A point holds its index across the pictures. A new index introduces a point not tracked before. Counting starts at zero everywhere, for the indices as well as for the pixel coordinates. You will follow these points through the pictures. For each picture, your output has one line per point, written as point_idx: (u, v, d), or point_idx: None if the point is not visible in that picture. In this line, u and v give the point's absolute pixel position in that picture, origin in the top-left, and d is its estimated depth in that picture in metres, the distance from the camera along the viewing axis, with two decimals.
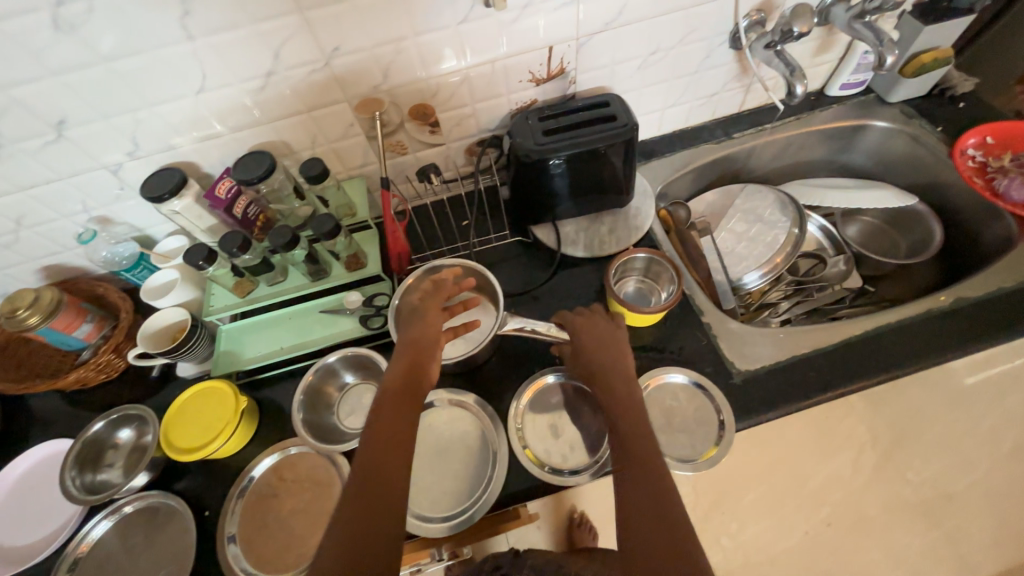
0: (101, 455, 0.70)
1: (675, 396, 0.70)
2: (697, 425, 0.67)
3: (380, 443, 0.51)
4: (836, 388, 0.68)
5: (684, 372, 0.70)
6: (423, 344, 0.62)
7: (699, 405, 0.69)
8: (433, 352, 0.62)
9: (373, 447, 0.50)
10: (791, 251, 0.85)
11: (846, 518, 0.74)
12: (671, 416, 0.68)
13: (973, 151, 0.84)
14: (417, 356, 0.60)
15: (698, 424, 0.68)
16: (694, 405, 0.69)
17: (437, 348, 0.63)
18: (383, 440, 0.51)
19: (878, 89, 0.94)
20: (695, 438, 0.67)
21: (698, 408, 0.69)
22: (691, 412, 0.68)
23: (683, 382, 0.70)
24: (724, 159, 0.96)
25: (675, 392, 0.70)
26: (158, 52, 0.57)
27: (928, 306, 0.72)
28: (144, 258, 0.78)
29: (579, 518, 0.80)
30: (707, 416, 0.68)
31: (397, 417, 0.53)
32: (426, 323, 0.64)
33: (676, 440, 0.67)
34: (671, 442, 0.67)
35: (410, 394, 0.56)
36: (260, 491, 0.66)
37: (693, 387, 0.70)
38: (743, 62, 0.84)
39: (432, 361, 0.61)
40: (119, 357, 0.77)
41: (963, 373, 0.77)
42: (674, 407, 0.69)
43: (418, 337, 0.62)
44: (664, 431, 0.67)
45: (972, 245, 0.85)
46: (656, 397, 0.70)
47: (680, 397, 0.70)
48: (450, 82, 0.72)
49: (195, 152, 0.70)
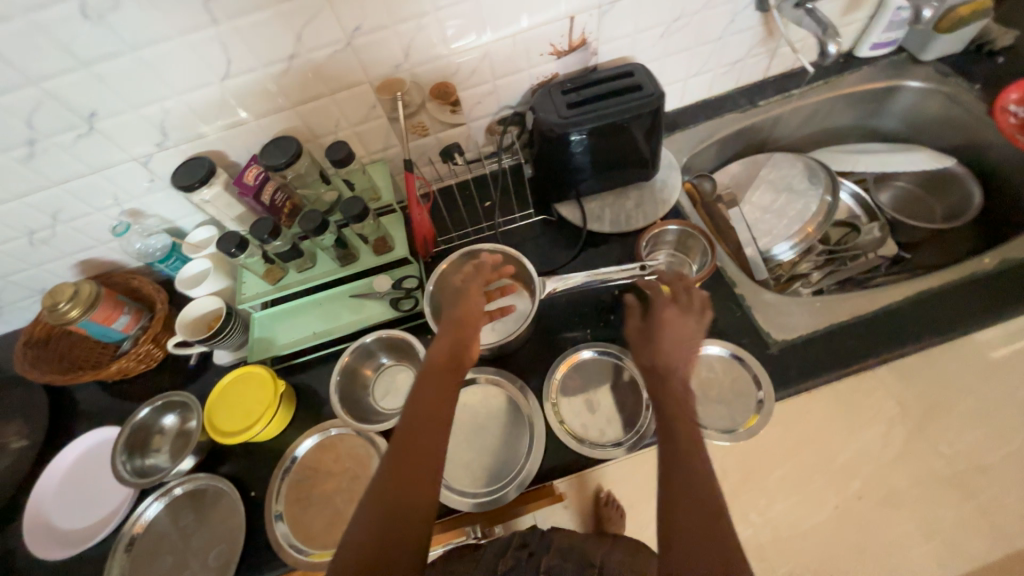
0: (149, 440, 0.72)
1: (711, 368, 0.70)
2: (734, 396, 0.67)
3: (416, 435, 0.50)
4: (876, 355, 0.67)
5: (721, 344, 0.70)
6: (466, 326, 0.60)
7: (736, 377, 0.68)
8: (473, 334, 0.60)
9: (408, 435, 0.50)
10: (824, 220, 0.82)
11: (877, 491, 0.65)
12: (708, 389, 0.68)
13: (1015, 107, 0.80)
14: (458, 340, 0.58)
15: (735, 395, 0.67)
16: (730, 376, 0.69)
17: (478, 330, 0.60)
18: (418, 429, 0.50)
19: (910, 48, 0.90)
20: (733, 410, 0.67)
21: (736, 379, 0.68)
22: (729, 384, 0.68)
23: (720, 354, 0.70)
24: (750, 128, 0.93)
25: (711, 364, 0.70)
26: (185, 38, 0.58)
27: (971, 270, 0.70)
28: (175, 249, 0.79)
29: (607, 498, 0.67)
30: (745, 389, 0.67)
31: (434, 403, 0.52)
32: (466, 306, 0.61)
33: (715, 412, 0.67)
34: (709, 414, 0.67)
35: (446, 381, 0.55)
36: (303, 470, 0.68)
37: (730, 358, 0.70)
38: (769, 24, 0.82)
39: (472, 343, 0.59)
40: (158, 348, 0.78)
41: (989, 346, 0.70)
42: (710, 378, 0.69)
43: (459, 319, 0.60)
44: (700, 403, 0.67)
45: (1014, 206, 0.82)
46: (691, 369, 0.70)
47: (715, 369, 0.70)
48: (470, 58, 0.71)
49: (221, 140, 0.70)
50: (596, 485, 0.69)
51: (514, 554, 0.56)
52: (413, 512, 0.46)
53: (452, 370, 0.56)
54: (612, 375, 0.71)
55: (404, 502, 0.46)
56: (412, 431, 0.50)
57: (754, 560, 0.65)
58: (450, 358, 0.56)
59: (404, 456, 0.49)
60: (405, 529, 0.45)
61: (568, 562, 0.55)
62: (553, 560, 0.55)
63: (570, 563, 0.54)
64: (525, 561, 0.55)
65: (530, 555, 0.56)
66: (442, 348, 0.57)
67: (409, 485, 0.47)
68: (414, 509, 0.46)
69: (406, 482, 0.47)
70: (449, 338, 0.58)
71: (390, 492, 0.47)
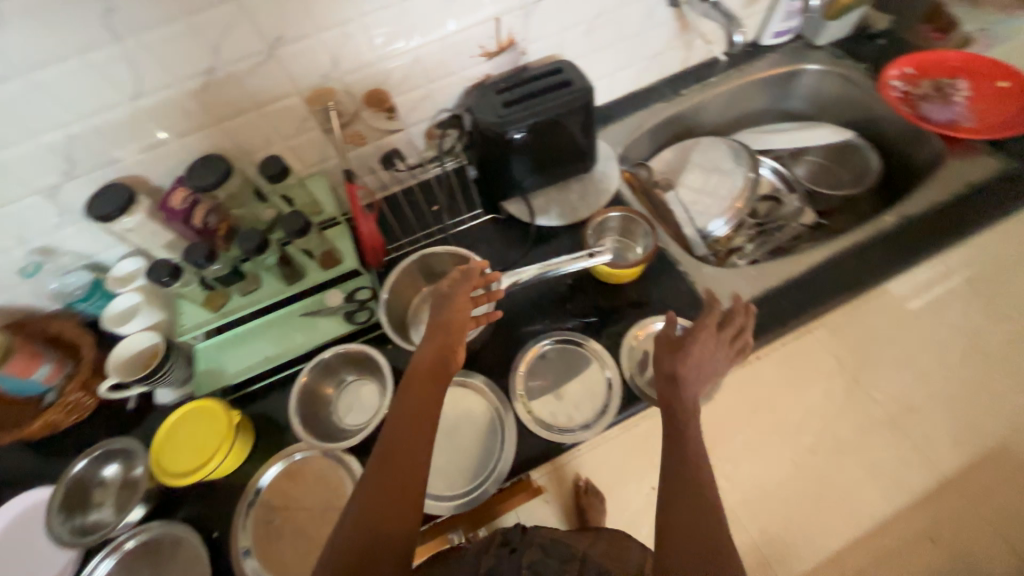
0: (87, 496, 0.66)
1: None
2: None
3: (404, 439, 0.50)
4: (807, 312, 0.73)
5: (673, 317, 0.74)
6: (451, 334, 0.60)
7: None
8: (458, 340, 0.60)
9: (396, 438, 0.50)
10: (749, 195, 0.89)
11: (828, 444, 0.75)
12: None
13: (897, 83, 0.92)
14: (443, 348, 0.58)
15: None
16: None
17: (462, 337, 0.60)
18: (402, 438, 0.50)
19: (806, 34, 0.99)
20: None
21: None
22: None
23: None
24: (677, 117, 0.99)
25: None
26: (86, 58, 0.54)
27: (876, 227, 0.78)
28: (98, 286, 0.74)
29: (586, 486, 0.66)
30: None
31: (422, 407, 0.53)
32: (455, 311, 0.61)
33: None
34: None
35: (433, 385, 0.55)
36: (268, 501, 0.65)
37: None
38: (682, 19, 0.87)
39: (458, 350, 0.60)
40: (89, 395, 0.72)
41: (908, 296, 0.82)
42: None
43: (447, 324, 0.60)
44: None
45: (906, 169, 0.92)
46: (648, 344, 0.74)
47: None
48: (401, 63, 0.71)
49: (139, 164, 0.66)
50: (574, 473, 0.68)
51: (496, 550, 0.56)
52: (399, 512, 0.46)
53: (438, 375, 0.56)
54: (575, 360, 0.73)
55: (391, 504, 0.46)
56: (400, 435, 0.50)
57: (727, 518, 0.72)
58: (437, 363, 0.57)
59: (392, 459, 0.48)
60: (387, 537, 0.44)
61: (551, 557, 0.55)
62: (535, 555, 0.55)
63: (553, 556, 0.55)
64: (508, 557, 0.55)
65: (512, 551, 0.56)
66: (429, 353, 0.58)
67: (397, 487, 0.47)
68: (401, 510, 0.46)
69: (394, 484, 0.47)
70: (436, 344, 0.58)
71: (378, 493, 0.46)
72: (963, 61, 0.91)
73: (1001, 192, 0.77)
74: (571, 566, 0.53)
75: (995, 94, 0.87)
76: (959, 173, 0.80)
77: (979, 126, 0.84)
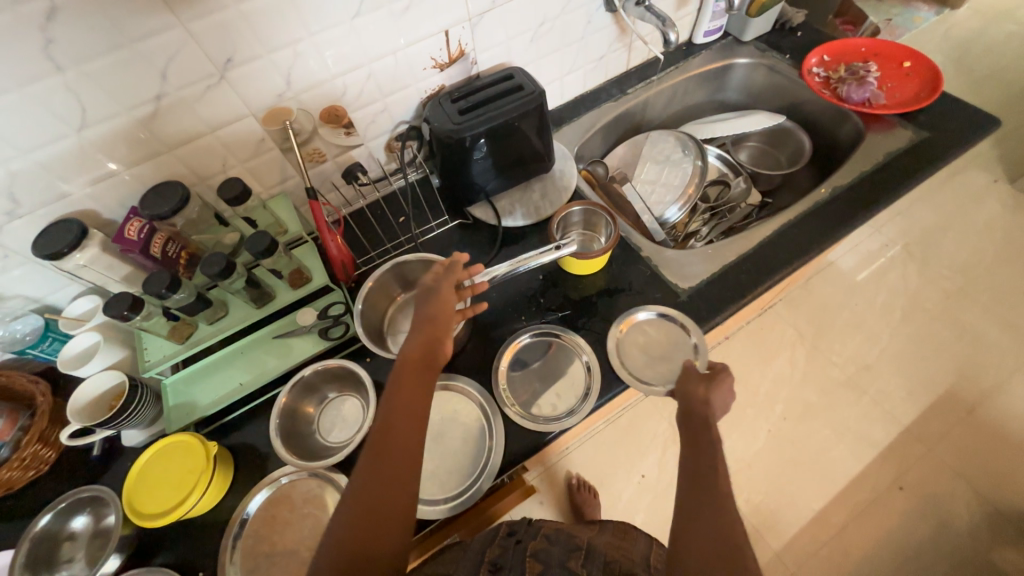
0: (56, 551, 0.62)
1: (646, 330, 0.76)
2: (672, 351, 0.73)
3: (395, 437, 0.50)
4: (764, 282, 0.77)
5: (649, 305, 0.76)
6: (437, 324, 0.60)
7: (669, 331, 0.75)
8: (447, 330, 0.60)
9: (387, 434, 0.50)
10: (699, 181, 0.94)
11: (796, 410, 1.00)
12: (649, 350, 0.74)
13: (817, 69, 1.00)
14: (430, 339, 0.58)
15: (671, 348, 0.73)
16: (664, 332, 0.75)
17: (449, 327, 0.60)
18: (392, 434, 0.50)
19: (733, 31, 1.08)
20: (676, 362, 0.72)
21: (669, 335, 0.74)
22: (665, 341, 0.74)
23: (649, 317, 0.76)
24: (625, 114, 1.05)
25: (646, 327, 0.76)
26: (24, 91, 0.52)
27: (814, 200, 0.84)
28: (49, 329, 0.70)
29: (577, 482, 0.97)
30: (679, 339, 0.74)
31: (412, 402, 0.52)
32: (439, 304, 0.61)
33: (659, 370, 0.71)
34: (656, 373, 0.71)
35: (423, 377, 0.55)
36: (256, 531, 0.63)
37: (660, 317, 0.76)
38: (620, 23, 0.93)
39: (445, 339, 0.59)
40: (47, 447, 0.68)
41: (856, 273, 1.11)
42: (648, 339, 0.75)
43: (433, 316, 0.60)
44: (648, 367, 0.72)
45: (835, 145, 1.00)
46: (631, 336, 0.75)
47: (650, 330, 0.75)
48: (355, 79, 0.72)
49: (90, 197, 0.64)
50: (565, 472, 1.01)
51: (502, 542, 0.57)
52: (392, 511, 0.46)
53: (428, 367, 0.56)
54: (553, 353, 0.75)
55: (383, 502, 0.47)
56: (388, 432, 0.50)
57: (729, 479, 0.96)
58: (425, 355, 0.57)
59: (383, 457, 0.49)
60: (383, 530, 0.45)
61: (555, 545, 0.56)
62: (539, 545, 0.56)
63: (557, 546, 0.56)
64: (513, 546, 0.55)
65: (517, 541, 0.57)
66: (416, 346, 0.57)
67: (389, 484, 0.47)
68: (394, 507, 0.47)
69: (387, 481, 0.47)
70: (423, 337, 0.58)
71: (371, 491, 0.47)
72: (872, 46, 1.01)
73: (917, 157, 0.85)
74: (577, 552, 0.54)
75: (901, 73, 0.97)
76: (880, 144, 0.88)
77: (890, 102, 0.93)
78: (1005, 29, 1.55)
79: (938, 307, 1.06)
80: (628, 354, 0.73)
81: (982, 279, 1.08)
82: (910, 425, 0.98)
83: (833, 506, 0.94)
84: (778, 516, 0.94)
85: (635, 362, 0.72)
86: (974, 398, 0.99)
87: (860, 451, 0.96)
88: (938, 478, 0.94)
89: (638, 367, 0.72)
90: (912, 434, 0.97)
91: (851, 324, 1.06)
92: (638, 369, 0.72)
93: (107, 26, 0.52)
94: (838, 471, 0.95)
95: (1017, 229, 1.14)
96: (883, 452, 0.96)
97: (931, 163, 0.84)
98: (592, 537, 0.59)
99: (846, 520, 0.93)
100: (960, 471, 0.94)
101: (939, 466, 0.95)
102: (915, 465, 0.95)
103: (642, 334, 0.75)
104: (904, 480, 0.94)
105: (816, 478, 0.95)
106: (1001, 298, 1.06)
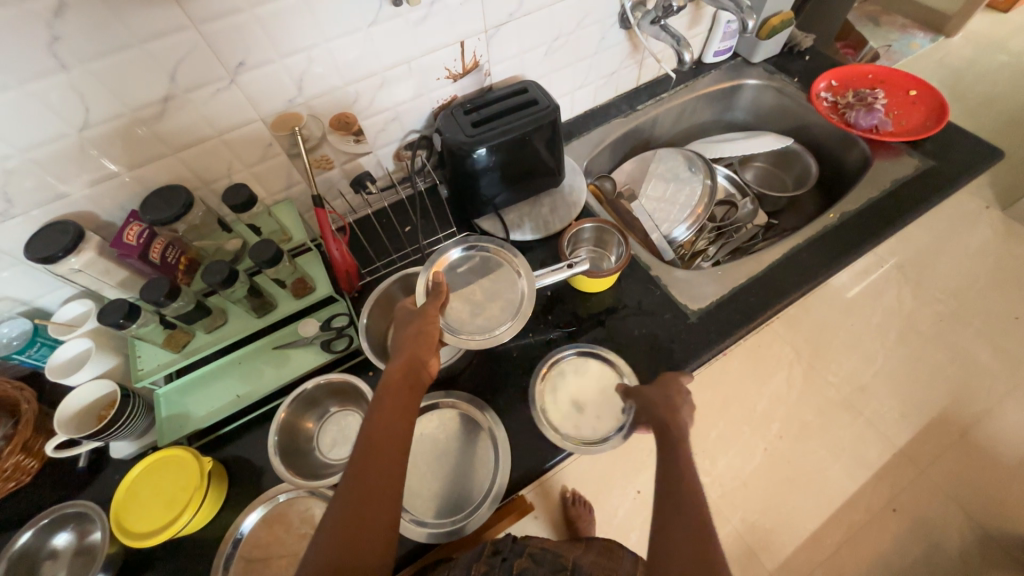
0: (38, 568, 0.59)
1: (460, 269, 0.71)
2: (495, 285, 0.70)
3: (376, 458, 0.48)
4: (772, 307, 0.77)
5: (454, 244, 0.71)
6: (421, 340, 0.57)
7: (486, 265, 0.71)
8: (432, 346, 0.58)
9: (367, 457, 0.48)
10: (708, 201, 0.93)
11: (792, 430, 0.98)
12: (472, 295, 0.69)
13: (825, 94, 1.01)
14: (414, 357, 0.56)
15: (493, 283, 0.70)
16: (479, 267, 0.71)
17: (434, 345, 0.58)
18: (373, 455, 0.48)
19: (742, 52, 1.09)
20: (505, 295, 0.69)
21: (489, 269, 0.71)
22: (484, 277, 0.71)
23: (459, 255, 0.71)
24: (634, 130, 1.05)
25: (460, 268, 0.71)
26: (25, 87, 0.50)
27: (823, 224, 0.84)
28: (38, 334, 0.67)
29: (573, 497, 0.84)
30: (500, 265, 0.71)
31: (394, 424, 0.50)
32: (424, 324, 0.58)
33: (492, 310, 0.68)
34: (488, 313, 0.67)
35: (405, 397, 0.53)
36: (247, 554, 0.60)
37: (468, 253, 0.72)
38: (632, 40, 0.93)
39: (432, 355, 0.57)
40: (30, 457, 0.64)
41: (852, 291, 1.10)
42: (464, 280, 0.70)
43: (418, 336, 0.57)
44: (477, 313, 0.67)
45: (840, 169, 1.01)
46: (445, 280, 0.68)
47: (466, 271, 0.71)
48: (369, 87, 0.70)
49: (88, 199, 0.62)
50: (560, 487, 0.86)
51: (489, 561, 0.55)
52: (373, 530, 0.45)
53: (410, 389, 0.54)
54: (592, 372, 0.73)
55: (361, 522, 0.45)
56: (369, 450, 0.48)
57: (726, 499, 0.94)
58: (408, 373, 0.54)
59: (365, 476, 0.47)
60: (360, 549, 0.43)
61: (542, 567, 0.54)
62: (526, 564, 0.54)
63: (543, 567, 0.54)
64: (500, 565, 0.54)
65: (504, 560, 0.55)
66: (399, 363, 0.55)
67: (371, 503, 0.46)
68: (374, 526, 0.45)
69: (366, 501, 0.46)
70: (404, 356, 0.55)
71: (351, 509, 0.45)
72: (879, 74, 1.02)
73: (922, 186, 0.86)
74: None
75: (907, 102, 0.98)
76: (887, 170, 0.89)
77: (896, 129, 0.94)
78: (997, 59, 1.58)
79: (935, 331, 1.07)
80: (453, 308, 0.67)
81: (977, 303, 1.09)
82: (906, 448, 0.97)
83: (828, 526, 0.93)
84: (772, 536, 0.93)
85: (465, 314, 0.67)
86: (968, 421, 0.99)
87: (857, 472, 0.96)
88: (931, 502, 0.95)
89: (466, 318, 0.66)
90: (909, 457, 0.97)
91: (850, 342, 1.05)
92: (465, 321, 0.66)
93: (112, 24, 0.50)
94: (834, 493, 0.94)
95: (1008, 255, 1.16)
96: (879, 474, 0.96)
97: (937, 193, 0.85)
98: (579, 557, 0.57)
99: (839, 541, 0.93)
100: (952, 495, 0.95)
101: (932, 489, 0.95)
102: (909, 487, 0.95)
103: (457, 275, 0.70)
104: (898, 502, 0.94)
105: (813, 499, 0.94)
106: (994, 323, 1.07)
